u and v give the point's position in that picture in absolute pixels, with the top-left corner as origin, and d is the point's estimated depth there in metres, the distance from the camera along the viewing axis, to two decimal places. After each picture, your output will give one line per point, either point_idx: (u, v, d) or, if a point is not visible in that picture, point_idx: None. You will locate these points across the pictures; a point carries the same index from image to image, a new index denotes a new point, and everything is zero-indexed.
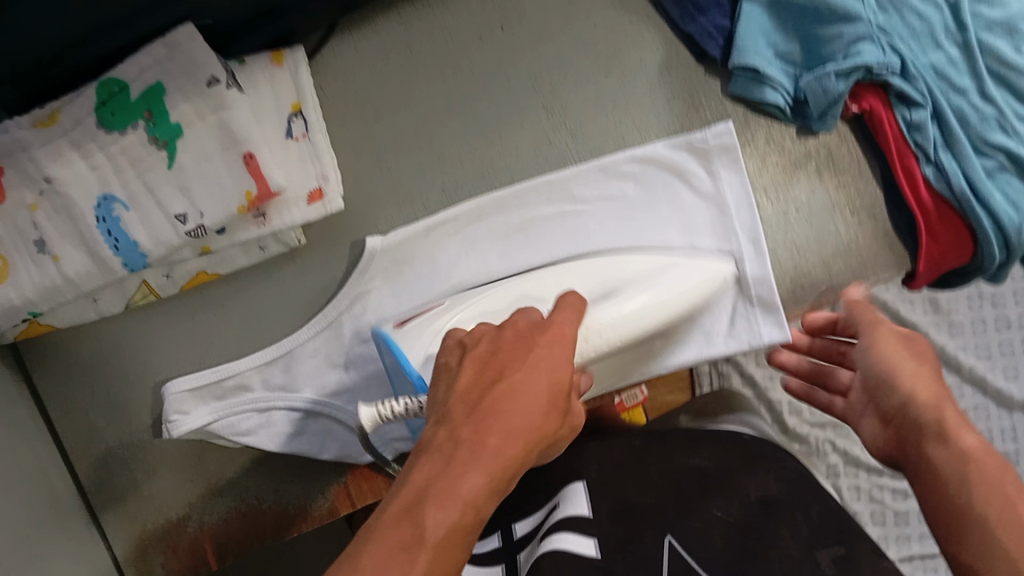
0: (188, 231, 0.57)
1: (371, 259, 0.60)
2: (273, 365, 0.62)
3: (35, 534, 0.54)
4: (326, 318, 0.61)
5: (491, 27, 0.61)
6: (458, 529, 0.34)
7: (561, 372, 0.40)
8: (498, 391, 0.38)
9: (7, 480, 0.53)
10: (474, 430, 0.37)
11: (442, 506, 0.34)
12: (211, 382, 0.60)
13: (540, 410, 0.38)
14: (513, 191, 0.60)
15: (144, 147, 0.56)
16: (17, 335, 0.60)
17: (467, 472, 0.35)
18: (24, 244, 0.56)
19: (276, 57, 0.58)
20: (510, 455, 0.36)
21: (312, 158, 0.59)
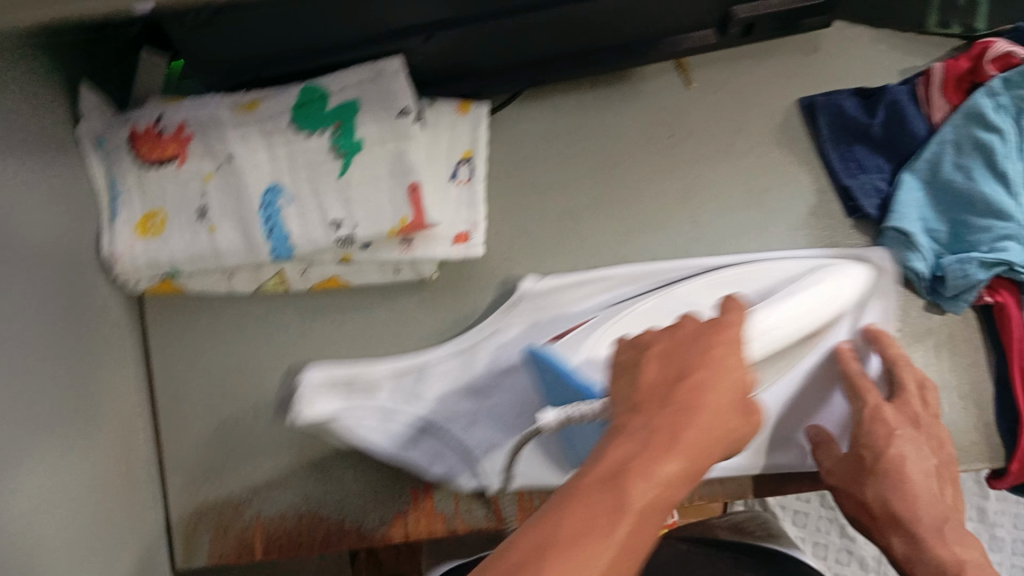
0: (337, 237, 0.60)
1: (518, 300, 0.62)
2: (403, 375, 0.62)
3: (102, 481, 0.56)
4: (463, 342, 0.62)
5: (661, 132, 0.64)
6: (656, 507, 0.35)
7: (745, 372, 0.42)
8: (684, 388, 0.40)
9: (90, 425, 0.56)
10: (669, 421, 0.38)
11: (645, 480, 0.35)
12: (345, 375, 0.61)
13: (728, 408, 0.40)
14: (664, 265, 0.61)
15: (324, 153, 0.60)
16: (145, 290, 0.63)
17: (666, 455, 0.36)
18: (186, 209, 0.61)
19: (462, 106, 0.62)
20: (701, 448, 0.38)
21: (468, 204, 0.62)
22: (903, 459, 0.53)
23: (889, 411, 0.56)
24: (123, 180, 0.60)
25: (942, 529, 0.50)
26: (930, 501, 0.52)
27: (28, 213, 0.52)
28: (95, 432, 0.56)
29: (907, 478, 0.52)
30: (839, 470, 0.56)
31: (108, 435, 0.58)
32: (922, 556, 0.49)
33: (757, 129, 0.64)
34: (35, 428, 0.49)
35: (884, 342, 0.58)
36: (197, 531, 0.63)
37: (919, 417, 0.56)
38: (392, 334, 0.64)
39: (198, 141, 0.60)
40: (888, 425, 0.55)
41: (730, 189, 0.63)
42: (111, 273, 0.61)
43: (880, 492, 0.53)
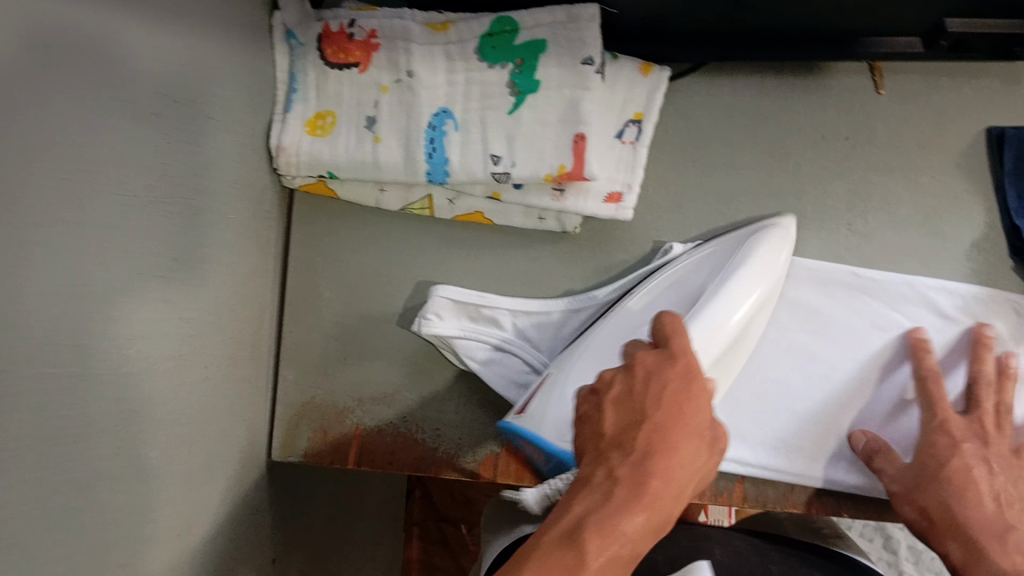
0: (493, 172, 0.61)
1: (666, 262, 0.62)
2: (529, 318, 0.64)
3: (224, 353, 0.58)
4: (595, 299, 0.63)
5: (836, 134, 0.62)
6: (616, 559, 0.38)
7: (706, 416, 0.43)
8: (646, 435, 0.41)
9: (224, 299, 0.58)
10: (634, 472, 0.40)
11: (603, 537, 0.38)
12: (473, 302, 0.63)
13: (694, 451, 0.42)
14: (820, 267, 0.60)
15: (500, 87, 0.60)
16: (300, 186, 0.65)
17: (629, 510, 0.39)
18: (357, 117, 0.62)
19: (645, 67, 0.61)
20: (666, 499, 0.40)
21: (627, 166, 0.61)
22: (967, 471, 0.53)
23: (958, 422, 0.55)
24: (304, 75, 0.62)
25: (1003, 537, 0.49)
26: (991, 510, 0.51)
27: (208, 83, 0.54)
28: (222, 308, 0.58)
29: (973, 486, 0.52)
30: (905, 477, 0.54)
31: (234, 316, 0.60)
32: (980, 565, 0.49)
33: (938, 150, 0.61)
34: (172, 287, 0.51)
35: (982, 350, 0.57)
36: (298, 428, 0.66)
37: (989, 433, 0.54)
38: (525, 278, 0.65)
39: (383, 52, 0.61)
40: (952, 435, 0.54)
41: (896, 203, 0.61)
42: (273, 163, 0.63)
43: (942, 498, 0.52)
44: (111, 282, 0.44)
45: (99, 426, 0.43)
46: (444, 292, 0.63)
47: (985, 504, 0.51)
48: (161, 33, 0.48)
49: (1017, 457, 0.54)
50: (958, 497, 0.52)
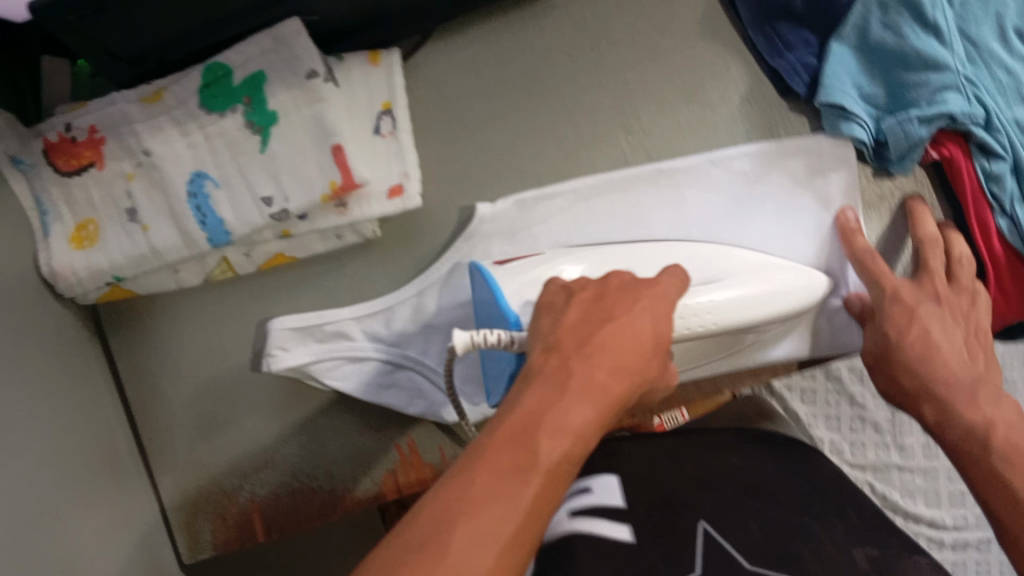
0: (272, 214, 0.59)
1: (480, 224, 0.61)
2: (375, 318, 0.63)
3: (88, 493, 0.56)
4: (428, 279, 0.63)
5: (581, 47, 0.62)
6: (567, 456, 0.36)
7: (654, 324, 0.44)
8: (604, 333, 0.42)
9: (65, 443, 0.55)
10: (583, 366, 0.40)
11: (558, 434, 0.36)
12: (314, 324, 0.61)
13: (640, 353, 0.42)
14: (621, 175, 0.61)
15: (241, 130, 0.59)
16: (97, 298, 0.63)
17: (580, 402, 0.38)
18: (116, 213, 0.60)
19: (372, 56, 0.60)
20: (612, 393, 0.40)
21: (397, 156, 0.60)
22: (927, 338, 0.54)
23: (910, 291, 0.57)
24: (47, 195, 0.59)
25: (974, 393, 0.51)
26: (958, 368, 0.53)
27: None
28: (75, 461, 0.56)
29: (937, 352, 0.54)
30: (873, 350, 0.57)
31: (89, 459, 0.58)
32: (952, 426, 0.51)
33: (677, 26, 0.62)
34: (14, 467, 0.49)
35: (922, 218, 0.60)
36: (196, 525, 0.64)
37: (942, 293, 0.57)
38: (348, 296, 0.64)
39: (112, 142, 0.59)
40: (908, 305, 0.56)
41: (659, 91, 0.62)
42: (56, 290, 0.60)
43: (910, 369, 0.54)
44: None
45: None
46: (289, 322, 0.61)
47: (960, 375, 0.53)
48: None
49: (970, 309, 0.57)
50: (928, 366, 0.53)
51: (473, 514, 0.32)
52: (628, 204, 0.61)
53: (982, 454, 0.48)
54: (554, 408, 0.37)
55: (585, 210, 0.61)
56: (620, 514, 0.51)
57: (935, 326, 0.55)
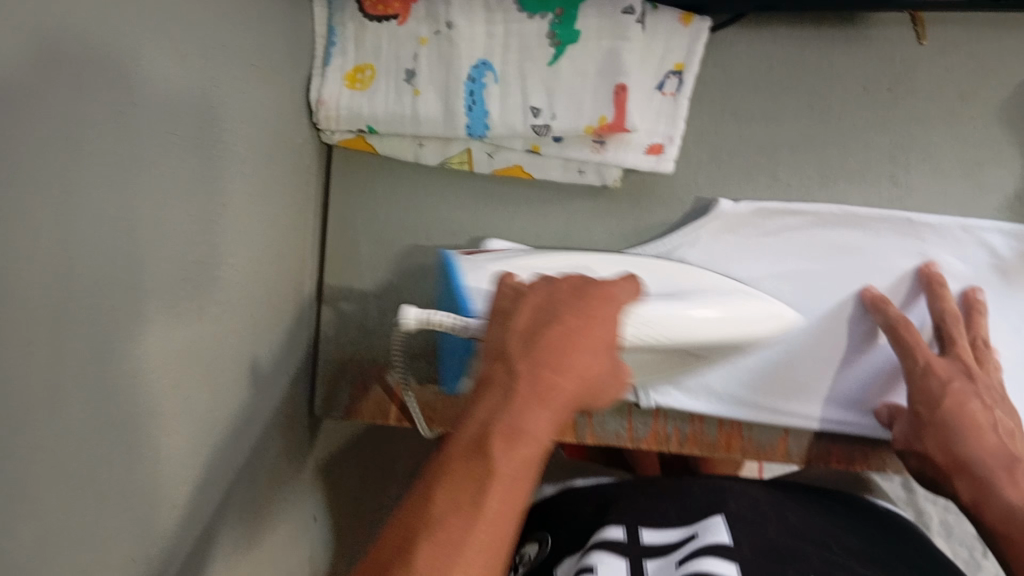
0: (534, 125, 0.61)
1: (719, 219, 0.61)
2: None
3: (270, 315, 0.58)
4: (656, 249, 0.63)
5: (879, 86, 0.62)
6: (524, 461, 0.36)
7: (609, 330, 0.42)
8: (554, 332, 0.40)
9: (268, 261, 0.57)
10: (532, 365, 0.39)
11: (509, 441, 0.36)
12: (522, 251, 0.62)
13: (594, 353, 0.41)
14: (868, 216, 0.61)
15: (540, 38, 0.60)
16: (339, 143, 0.66)
17: (533, 416, 0.37)
18: (395, 71, 0.62)
19: (685, 17, 0.60)
20: (568, 393, 0.39)
21: (668, 117, 0.61)
22: (959, 405, 0.52)
23: (942, 364, 0.55)
24: (341, 28, 0.63)
25: (1014, 464, 0.48)
26: (995, 443, 0.50)
27: (257, 45, 0.54)
28: (273, 276, 0.59)
29: (971, 422, 0.51)
30: (906, 432, 0.55)
31: (281, 280, 0.60)
32: (990, 501, 0.48)
33: (981, 101, 0.61)
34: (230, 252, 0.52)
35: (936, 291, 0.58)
36: (337, 385, 0.65)
37: (971, 368, 0.54)
38: (560, 231, 0.65)
39: (421, 4, 0.61)
40: (940, 377, 0.54)
41: (940, 156, 0.61)
42: (313, 118, 0.64)
43: (943, 439, 0.52)
44: (175, 244, 0.44)
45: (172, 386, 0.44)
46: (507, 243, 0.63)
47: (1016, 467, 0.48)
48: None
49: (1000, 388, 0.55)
50: (975, 463, 0.50)
51: (436, 537, 0.34)
52: (820, 253, 0.61)
53: None
54: (506, 414, 0.37)
55: (820, 237, 0.61)
56: (726, 551, 0.52)
57: (969, 409, 0.52)
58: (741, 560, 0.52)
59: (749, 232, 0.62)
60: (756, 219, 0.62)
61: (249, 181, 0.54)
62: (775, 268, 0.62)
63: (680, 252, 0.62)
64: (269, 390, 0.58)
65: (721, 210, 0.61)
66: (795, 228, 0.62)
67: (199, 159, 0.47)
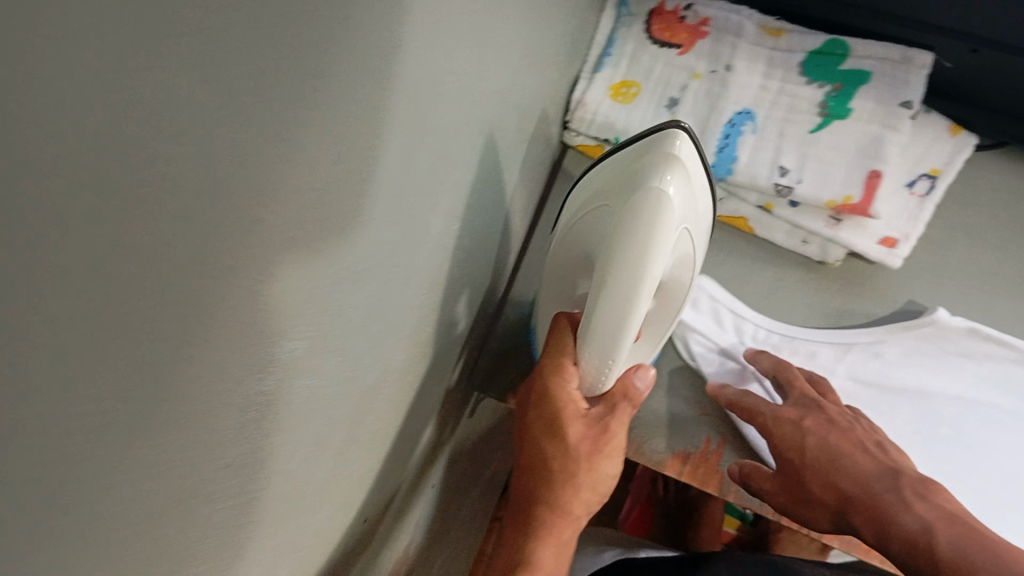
0: (778, 182, 0.61)
1: (929, 323, 0.61)
2: (792, 345, 0.63)
3: (476, 274, 0.61)
4: (854, 337, 0.62)
5: None
6: (525, 539, 0.51)
7: (563, 408, 0.51)
8: (528, 468, 0.53)
9: (493, 224, 0.61)
10: (517, 518, 0.52)
11: (512, 542, 0.51)
12: (725, 304, 0.64)
13: (553, 446, 0.51)
14: None
15: (811, 106, 0.63)
16: (577, 146, 0.68)
17: (540, 505, 0.51)
18: (661, 94, 0.65)
19: (953, 128, 0.63)
20: (545, 492, 0.51)
21: (909, 216, 0.62)
22: (834, 462, 0.53)
23: (785, 411, 0.57)
24: (622, 41, 0.66)
25: (901, 491, 0.49)
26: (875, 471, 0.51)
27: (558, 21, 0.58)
28: (491, 238, 0.62)
29: (853, 468, 0.52)
30: (781, 488, 0.54)
31: (491, 243, 0.63)
32: (891, 530, 0.47)
33: None
34: (477, 197, 0.55)
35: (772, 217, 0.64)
36: (502, 368, 0.68)
37: (816, 399, 0.58)
38: (762, 295, 0.65)
39: (709, 40, 0.65)
40: (792, 418, 0.56)
41: None
42: (567, 115, 0.66)
43: (824, 484, 0.52)
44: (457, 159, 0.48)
45: (413, 275, 0.47)
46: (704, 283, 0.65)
47: (917, 491, 0.49)
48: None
49: (818, 404, 0.57)
50: (869, 502, 0.49)
51: None
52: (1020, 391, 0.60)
53: (929, 551, 0.44)
54: (506, 540, 0.52)
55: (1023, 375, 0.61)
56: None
57: (848, 458, 0.52)
58: None
59: (952, 349, 0.62)
60: (963, 337, 0.61)
61: (509, 139, 0.58)
62: (970, 392, 0.61)
63: (880, 346, 0.62)
64: (451, 337, 0.61)
65: (936, 318, 0.61)
66: (1000, 358, 0.61)
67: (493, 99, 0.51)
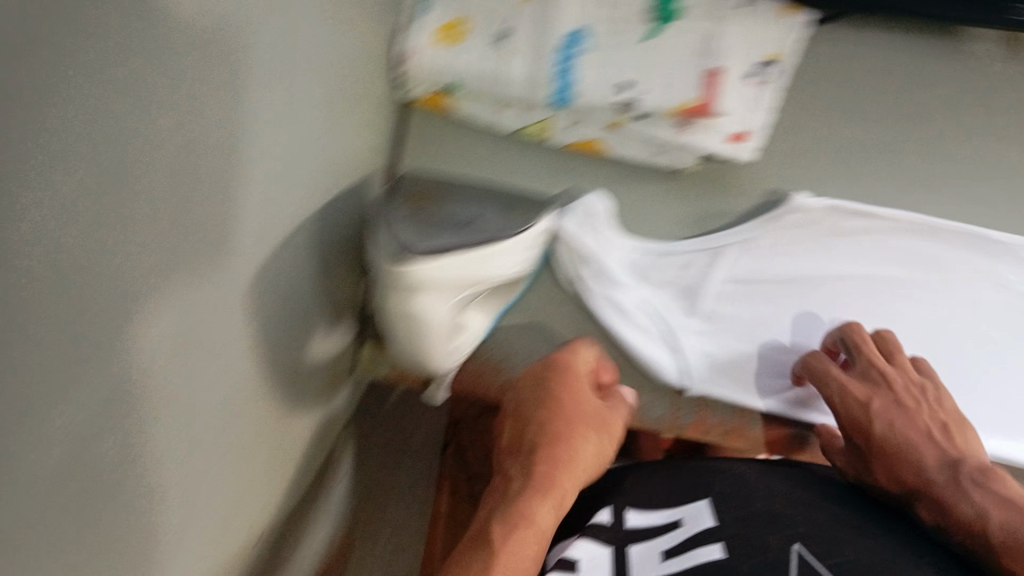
0: (620, 99, 0.61)
1: (789, 210, 0.61)
2: (673, 260, 0.64)
3: (331, 259, 0.58)
4: (719, 240, 0.63)
5: (972, 101, 0.61)
6: (528, 498, 0.44)
7: (560, 365, 0.52)
8: (535, 417, 0.50)
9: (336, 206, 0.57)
10: (506, 480, 0.47)
11: (511, 493, 0.45)
12: (596, 221, 0.63)
13: (560, 398, 0.50)
14: (935, 226, 0.61)
15: (638, 15, 0.60)
16: (415, 99, 0.65)
17: (552, 441, 0.47)
18: (488, 30, 0.62)
19: (789, 7, 0.58)
20: (551, 451, 0.47)
21: (754, 106, 0.60)
22: (896, 437, 0.52)
23: (856, 384, 0.56)
24: None
25: (957, 478, 0.47)
26: (935, 453, 0.50)
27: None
28: (339, 218, 0.59)
29: (914, 441, 0.51)
30: (846, 459, 0.55)
31: (346, 204, 0.61)
32: (952, 514, 0.45)
33: None
34: (311, 158, 0.53)
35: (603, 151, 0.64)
36: None
37: (880, 369, 0.57)
38: (632, 209, 0.65)
39: None
40: (858, 398, 0.55)
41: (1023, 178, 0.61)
42: (397, 69, 0.63)
43: (883, 463, 0.52)
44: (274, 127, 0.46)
45: (257, 255, 0.45)
46: (592, 202, 0.63)
47: (986, 470, 0.47)
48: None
49: (884, 372, 0.56)
50: (927, 480, 0.48)
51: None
52: (890, 260, 0.62)
53: (983, 545, 0.43)
54: (497, 499, 0.46)
55: (892, 243, 0.62)
56: (713, 535, 0.47)
57: (911, 438, 0.51)
58: (727, 538, 0.46)
59: (819, 235, 0.62)
60: (832, 217, 0.61)
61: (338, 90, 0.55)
62: (843, 268, 0.62)
63: (750, 245, 0.63)
64: (322, 306, 0.59)
65: (796, 203, 0.61)
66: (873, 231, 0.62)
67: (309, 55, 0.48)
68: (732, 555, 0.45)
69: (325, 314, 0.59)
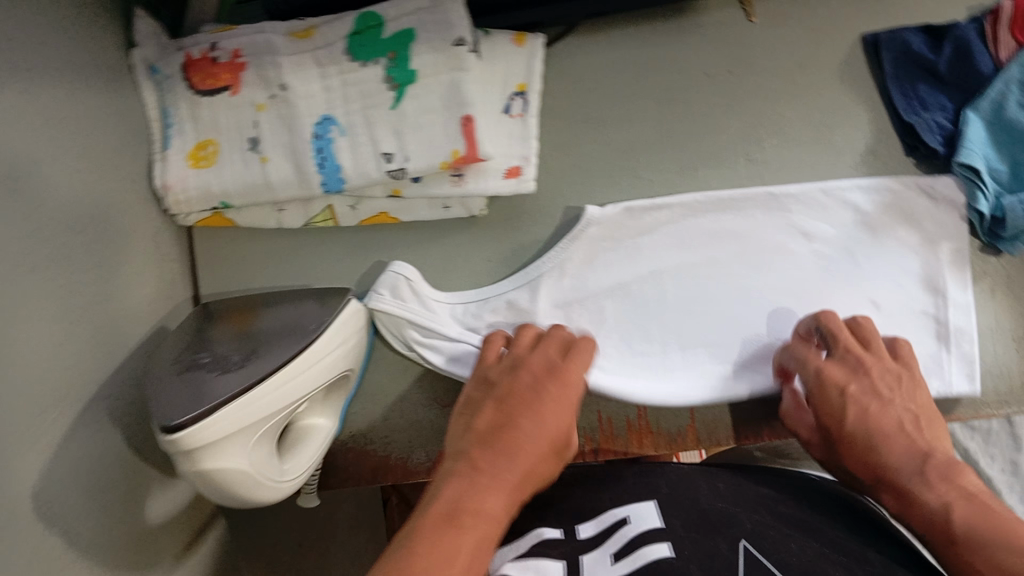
0: (389, 170, 0.59)
1: (586, 226, 0.62)
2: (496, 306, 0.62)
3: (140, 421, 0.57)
4: (528, 275, 0.62)
5: (719, 70, 0.64)
6: (479, 527, 0.42)
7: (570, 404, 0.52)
8: (506, 428, 0.49)
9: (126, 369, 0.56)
10: (471, 465, 0.46)
11: (464, 494, 0.44)
12: (406, 285, 0.62)
13: (548, 419, 0.50)
14: (720, 202, 0.62)
15: (378, 84, 0.59)
16: (196, 223, 0.64)
17: (511, 454, 0.47)
18: (239, 140, 0.60)
19: (518, 37, 0.61)
20: (521, 467, 0.47)
21: (521, 138, 0.61)
22: (873, 423, 0.52)
23: (874, 370, 0.55)
24: (176, 106, 0.61)
25: (925, 474, 0.47)
26: (905, 444, 0.50)
27: (84, 118, 0.55)
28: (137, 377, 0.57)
29: (887, 429, 0.51)
30: (820, 445, 0.56)
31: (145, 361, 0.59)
32: (925, 510, 0.46)
33: (819, 67, 0.63)
34: (83, 336, 0.52)
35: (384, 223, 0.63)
36: None
37: (892, 369, 0.55)
38: (439, 265, 0.64)
39: (252, 69, 0.60)
40: (838, 383, 0.54)
41: (788, 128, 0.63)
42: (163, 204, 0.62)
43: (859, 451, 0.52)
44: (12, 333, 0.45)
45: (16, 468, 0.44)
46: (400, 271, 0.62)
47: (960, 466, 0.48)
48: (28, 78, 0.49)
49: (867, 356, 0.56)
50: (903, 471, 0.49)
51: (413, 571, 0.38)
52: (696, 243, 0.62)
53: (950, 546, 0.43)
54: (457, 496, 0.44)
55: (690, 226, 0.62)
56: (661, 535, 0.47)
57: (886, 427, 0.52)
58: (678, 540, 0.47)
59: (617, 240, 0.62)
60: (628, 219, 0.62)
61: (93, 256, 0.54)
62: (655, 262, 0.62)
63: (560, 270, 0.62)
64: (148, 471, 0.57)
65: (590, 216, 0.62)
66: (668, 221, 0.62)
67: (31, 242, 0.48)
68: (681, 555, 0.45)
69: (156, 476, 0.58)
